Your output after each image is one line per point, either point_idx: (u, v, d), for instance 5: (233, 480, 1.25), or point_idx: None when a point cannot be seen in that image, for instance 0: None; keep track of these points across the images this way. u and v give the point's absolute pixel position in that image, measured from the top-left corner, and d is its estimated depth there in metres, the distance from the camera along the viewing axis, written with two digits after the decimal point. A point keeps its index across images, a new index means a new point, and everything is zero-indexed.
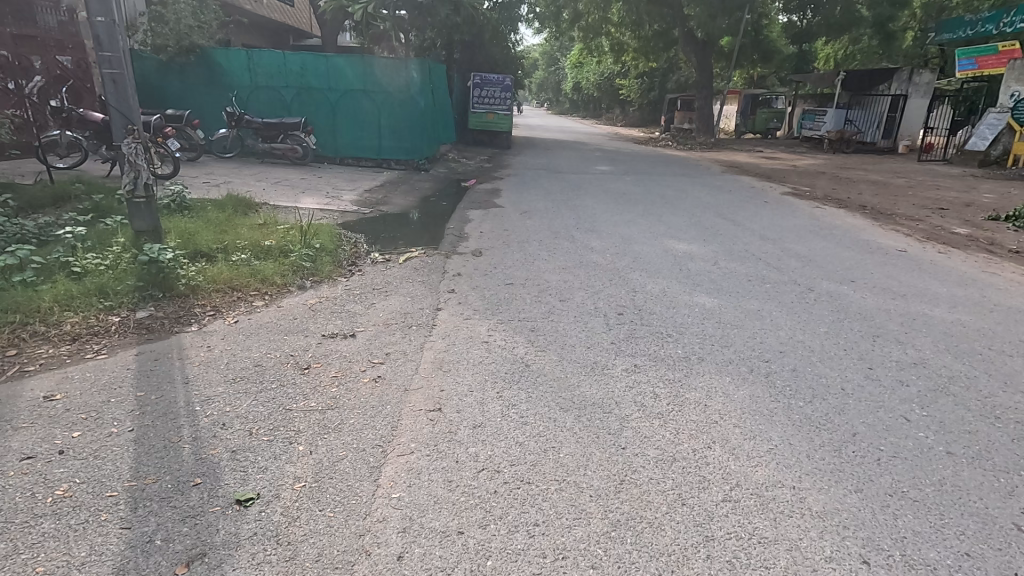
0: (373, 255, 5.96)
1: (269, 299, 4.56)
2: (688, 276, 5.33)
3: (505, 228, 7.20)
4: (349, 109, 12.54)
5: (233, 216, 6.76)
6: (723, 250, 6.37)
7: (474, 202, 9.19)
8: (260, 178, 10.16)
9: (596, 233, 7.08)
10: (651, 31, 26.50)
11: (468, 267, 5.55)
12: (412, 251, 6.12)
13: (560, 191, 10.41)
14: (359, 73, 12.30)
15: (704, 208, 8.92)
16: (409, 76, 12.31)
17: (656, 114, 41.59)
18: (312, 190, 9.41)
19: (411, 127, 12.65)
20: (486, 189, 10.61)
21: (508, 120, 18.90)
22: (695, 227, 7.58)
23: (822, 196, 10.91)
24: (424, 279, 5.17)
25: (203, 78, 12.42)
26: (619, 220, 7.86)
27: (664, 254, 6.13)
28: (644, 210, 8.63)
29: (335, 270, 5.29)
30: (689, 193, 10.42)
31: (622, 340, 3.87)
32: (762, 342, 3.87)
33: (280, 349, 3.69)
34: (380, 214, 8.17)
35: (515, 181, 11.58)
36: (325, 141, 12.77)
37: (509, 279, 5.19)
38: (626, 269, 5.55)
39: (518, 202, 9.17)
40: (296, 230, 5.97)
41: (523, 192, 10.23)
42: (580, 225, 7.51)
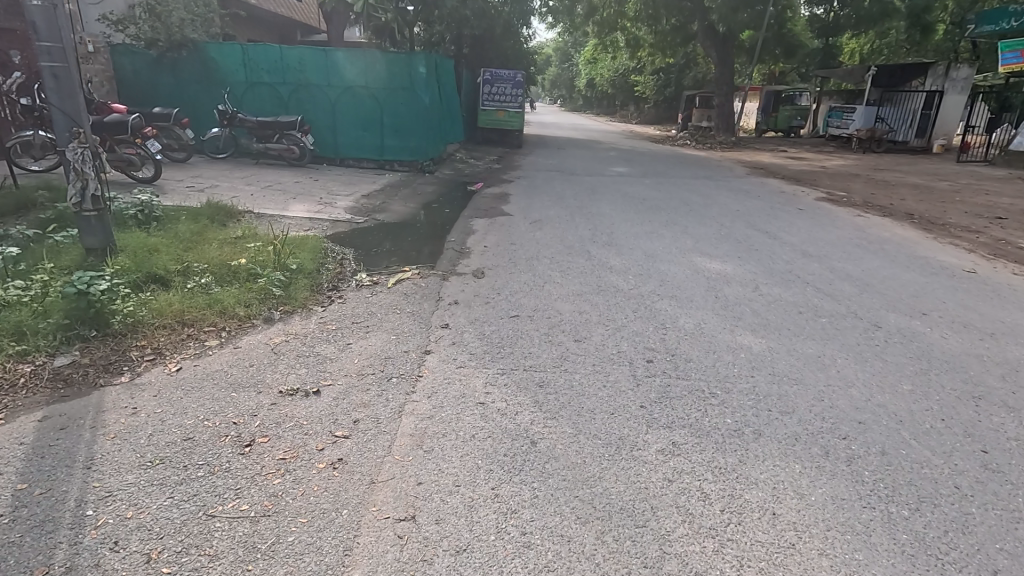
0: (359, 276, 5.21)
1: (226, 339, 3.81)
2: (726, 307, 4.50)
3: (512, 242, 6.42)
4: (349, 107, 11.80)
5: (208, 228, 6.04)
6: (762, 271, 5.52)
7: (479, 209, 8.42)
8: (252, 181, 9.48)
9: (614, 247, 6.27)
10: (668, 26, 25.54)
11: (467, 292, 4.78)
12: (404, 271, 5.36)
13: (574, 195, 9.60)
14: (359, 68, 11.56)
15: (733, 217, 8.06)
16: (413, 70, 11.54)
17: (672, 112, 40.50)
18: (306, 196, 8.70)
19: (415, 125, 11.88)
20: (493, 193, 9.85)
21: (519, 118, 18.20)
22: (726, 240, 6.73)
23: (861, 203, 9.99)
24: (414, 308, 4.41)
25: (196, 75, 11.74)
26: (640, 232, 7.04)
27: (694, 275, 5.30)
28: (667, 219, 7.80)
29: (311, 297, 4.54)
30: (715, 199, 9.55)
31: (654, 405, 3.06)
32: (832, 406, 3.04)
33: (222, 414, 2.93)
34: (375, 224, 7.42)
35: (525, 184, 10.80)
36: (325, 140, 12.06)
37: (514, 309, 4.40)
38: (653, 295, 4.73)
39: (528, 209, 8.38)
40: (272, 248, 5.21)
41: (533, 197, 9.44)
42: (596, 237, 6.71)
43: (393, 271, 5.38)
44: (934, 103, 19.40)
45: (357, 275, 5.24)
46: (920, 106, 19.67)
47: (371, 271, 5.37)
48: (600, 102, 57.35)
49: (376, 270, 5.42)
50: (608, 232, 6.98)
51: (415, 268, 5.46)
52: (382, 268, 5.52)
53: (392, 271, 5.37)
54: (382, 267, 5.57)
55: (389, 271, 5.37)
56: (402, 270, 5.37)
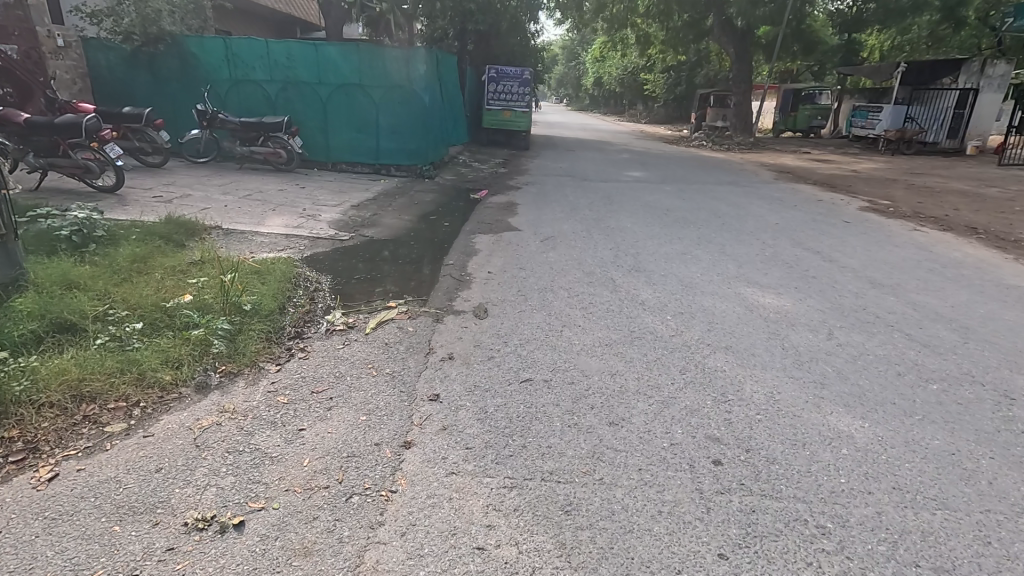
0: (332, 315, 4.22)
1: (136, 422, 2.79)
2: (802, 365, 3.47)
3: (521, 266, 5.41)
4: (342, 106, 10.83)
5: (159, 252, 5.06)
6: (831, 308, 4.47)
7: (483, 222, 7.41)
8: (232, 189, 8.54)
9: (644, 273, 5.26)
10: (681, 21, 24.45)
11: (467, 340, 3.78)
12: (392, 307, 4.37)
13: (589, 205, 8.59)
14: (353, 63, 10.60)
15: (774, 233, 7.02)
16: (411, 65, 10.56)
17: (683, 112, 39.39)
18: (289, 206, 7.73)
19: (414, 126, 10.89)
20: (499, 203, 8.84)
21: (527, 118, 17.19)
22: (774, 263, 5.69)
23: (911, 213, 8.92)
24: (397, 366, 3.41)
25: (175, 71, 10.77)
26: (672, 252, 6.02)
27: (748, 315, 4.28)
28: (700, 235, 6.79)
29: (264, 350, 3.54)
30: (747, 211, 8.51)
31: (740, 555, 2.05)
32: (1009, 559, 2.03)
33: (87, 573, 1.92)
34: (363, 241, 6.43)
35: (534, 192, 9.79)
36: (315, 142, 11.08)
37: (525, 370, 3.38)
38: (702, 348, 3.71)
39: (538, 223, 7.39)
40: (224, 281, 4.22)
41: (544, 207, 8.44)
42: (621, 260, 5.71)
43: (377, 307, 4.41)
44: (967, 102, 18.35)
45: (330, 313, 4.25)
46: (951, 105, 18.65)
47: (350, 307, 4.39)
48: (607, 100, 56.22)
49: (356, 306, 4.44)
50: (633, 252, 5.99)
51: (404, 303, 4.48)
52: (364, 302, 4.53)
53: (376, 308, 4.38)
54: (365, 301, 4.58)
55: (372, 307, 4.39)
56: (388, 306, 4.38)
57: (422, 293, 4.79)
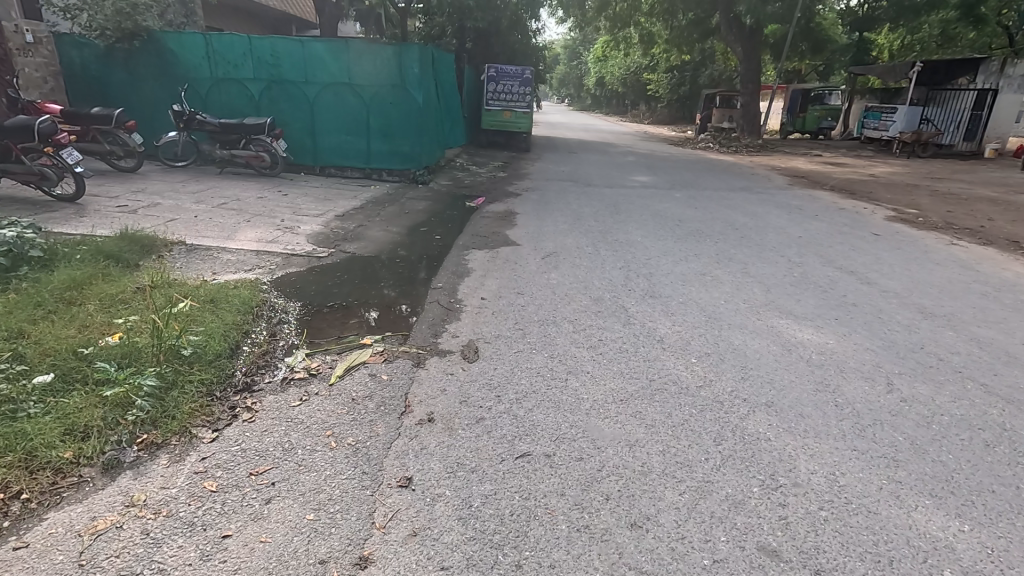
0: (296, 357, 3.57)
1: (9, 524, 2.13)
2: (866, 434, 2.80)
3: (520, 291, 4.76)
4: (330, 106, 10.18)
5: (103, 276, 4.41)
6: (883, 346, 3.80)
7: (479, 235, 6.76)
8: (208, 196, 7.90)
9: (660, 300, 4.61)
10: (686, 20, 23.85)
11: (453, 395, 3.12)
12: (366, 346, 3.73)
13: (594, 215, 7.93)
14: (342, 61, 9.94)
15: (800, 249, 6.35)
16: (404, 62, 9.91)
17: (687, 112, 38.73)
18: (267, 216, 7.09)
19: (407, 128, 10.23)
20: (497, 212, 8.19)
21: (528, 119, 16.53)
22: (805, 287, 5.03)
23: (944, 223, 8.25)
24: (364, 434, 2.75)
25: (153, 69, 10.11)
26: (688, 272, 5.37)
27: (787, 357, 3.61)
28: (719, 251, 6.13)
29: (200, 410, 2.87)
30: (766, 222, 7.83)
31: None
32: None
33: None
34: (344, 259, 5.78)
35: (535, 199, 9.14)
36: (302, 144, 10.41)
37: (522, 439, 2.72)
38: (738, 406, 3.05)
39: (539, 235, 6.73)
40: (164, 315, 3.56)
41: (544, 217, 7.80)
42: (633, 282, 5.06)
43: (350, 346, 3.76)
44: (986, 103, 17.59)
45: (293, 355, 3.60)
46: (969, 106, 17.96)
47: (319, 347, 3.74)
48: (609, 101, 55.53)
49: (326, 344, 3.80)
50: (646, 273, 5.34)
51: (382, 341, 3.84)
52: (335, 339, 3.89)
53: (348, 347, 3.73)
54: (338, 337, 3.93)
55: (343, 347, 3.74)
56: (362, 346, 3.73)
57: (405, 325, 4.14)
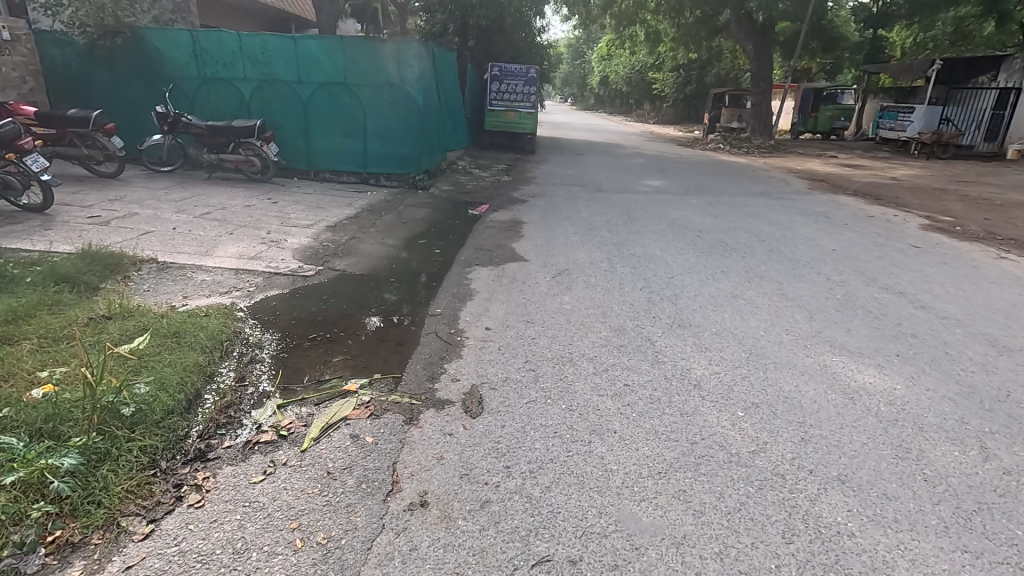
0: (264, 410, 2.99)
1: None
2: (974, 527, 2.21)
3: (529, 319, 4.19)
4: (325, 106, 9.61)
5: (50, 305, 3.83)
6: (962, 393, 3.21)
7: (482, 248, 6.18)
8: (190, 204, 7.33)
9: (691, 331, 4.02)
10: (693, 18, 23.31)
11: (451, 466, 2.54)
12: (348, 395, 3.15)
13: (606, 225, 7.34)
14: (337, 59, 9.38)
15: (835, 265, 5.76)
16: (403, 60, 9.36)
17: (693, 112, 38.08)
18: (252, 228, 6.53)
19: (407, 129, 9.67)
20: (502, 221, 7.62)
21: (533, 119, 15.94)
22: (851, 312, 4.44)
23: (984, 233, 7.64)
24: (339, 527, 2.17)
25: (138, 68, 9.53)
26: (718, 294, 4.79)
27: (851, 410, 3.02)
28: (748, 268, 5.55)
29: (134, 492, 2.28)
30: (794, 232, 7.24)
31: None
32: None
33: None
34: (332, 277, 5.21)
35: (542, 206, 8.56)
36: (296, 147, 9.83)
37: (538, 536, 2.14)
38: (805, 483, 2.45)
39: (548, 249, 6.15)
40: (105, 361, 2.98)
41: (553, 227, 7.22)
42: (657, 307, 4.47)
43: (330, 393, 3.18)
44: (1008, 103, 16.70)
45: (262, 407, 3.01)
46: (990, 106, 17.14)
47: (293, 394, 3.16)
48: (613, 100, 54.89)
49: (301, 390, 3.21)
50: (670, 295, 4.75)
51: (368, 387, 3.25)
52: (312, 383, 3.31)
53: (328, 395, 3.15)
54: (317, 380, 3.35)
55: (322, 395, 3.16)
56: (343, 394, 3.15)
57: (396, 364, 3.55)
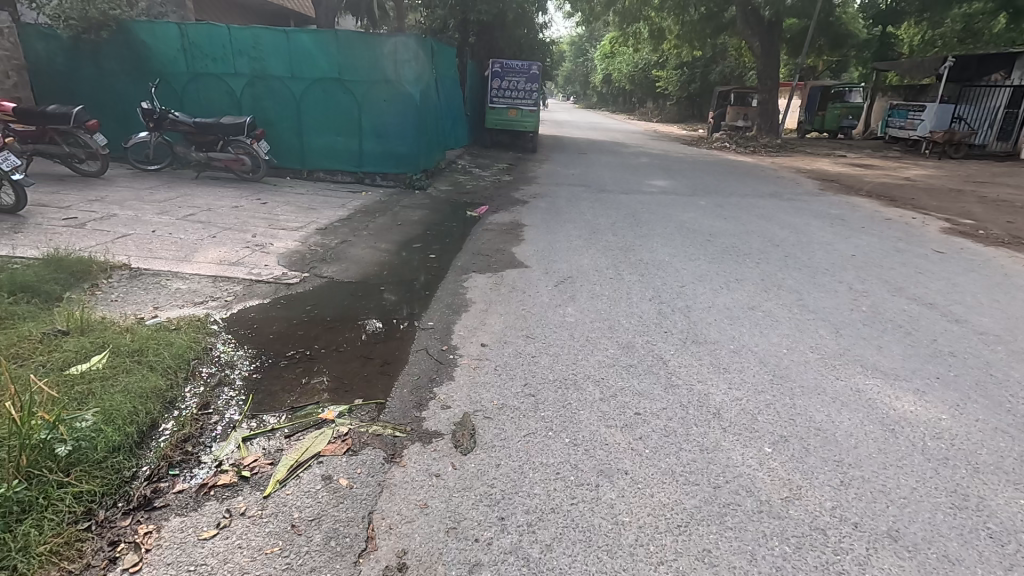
0: (228, 444, 2.64)
1: None
2: None
3: (529, 335, 3.82)
4: (319, 102, 9.26)
5: (1, 319, 3.48)
6: (1018, 426, 2.84)
7: (480, 254, 5.82)
8: (175, 205, 6.99)
9: (706, 348, 3.67)
10: (697, 15, 23.13)
11: (437, 518, 2.19)
12: (325, 425, 2.80)
13: (612, 228, 6.98)
14: (331, 54, 9.03)
15: (858, 272, 5.38)
16: (400, 55, 9.00)
17: (698, 110, 37.64)
18: (237, 231, 6.18)
19: (404, 127, 9.33)
20: (502, 223, 7.26)
21: (534, 117, 15.56)
22: (881, 327, 4.07)
23: (1009, 237, 7.26)
24: None
25: (125, 62, 9.18)
26: (734, 306, 4.43)
27: (894, 447, 2.65)
28: (764, 276, 5.20)
29: (57, 555, 1.92)
30: (809, 236, 6.87)
31: None
32: None
33: None
34: (318, 285, 4.85)
35: (544, 208, 8.20)
36: (288, 145, 9.47)
37: None
38: (850, 541, 2.10)
39: (550, 254, 5.80)
40: (42, 389, 2.61)
41: (555, 230, 6.86)
42: (670, 321, 4.11)
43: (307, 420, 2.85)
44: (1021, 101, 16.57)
45: (225, 441, 2.65)
46: (1003, 104, 16.97)
47: (265, 422, 2.83)
48: (617, 98, 54.44)
49: (274, 418, 2.88)
50: (683, 306, 4.39)
51: (346, 416, 2.89)
52: (288, 408, 2.98)
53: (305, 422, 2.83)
54: (294, 404, 3.02)
55: (297, 423, 2.83)
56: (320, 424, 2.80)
57: (381, 386, 3.19)
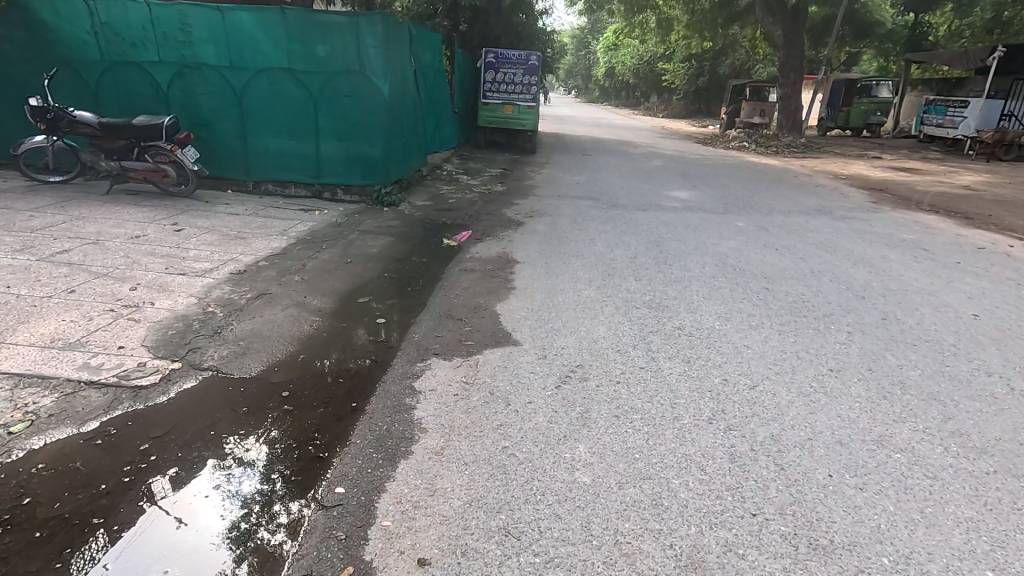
0: (194, 481, 2.43)
1: None
2: None
3: (513, 532, 2.11)
4: (263, 96, 7.49)
5: None
6: None
7: (449, 316, 4.12)
8: (52, 235, 5.28)
9: (840, 571, 1.96)
10: (709, 3, 21.36)
11: None
12: (270, 509, 2.27)
13: (632, 266, 5.29)
14: (277, 37, 7.28)
15: (1005, 353, 3.64)
16: (362, 38, 7.25)
17: (706, 104, 35.74)
18: (114, 278, 4.45)
19: (370, 126, 7.58)
20: (487, 258, 5.56)
21: (533, 114, 13.83)
22: None
23: None
24: None
25: (23, 48, 7.42)
26: (848, 439, 2.71)
27: None
28: (869, 364, 3.48)
29: None
30: (896, 277, 5.16)
31: None
32: None
33: None
34: (183, 394, 3.03)
35: (543, 232, 6.50)
36: (226, 148, 7.69)
37: None
38: None
39: (550, 318, 4.08)
40: None
41: (557, 270, 5.15)
42: (756, 486, 2.38)
43: (283, 459, 2.58)
44: None
45: (191, 480, 2.43)
46: None
47: (237, 458, 2.58)
48: (620, 90, 52.38)
49: (250, 451, 2.63)
50: (768, 444, 2.66)
51: (283, 519, 2.21)
52: (268, 438, 2.73)
53: (284, 459, 2.57)
54: (275, 433, 2.77)
55: (273, 458, 2.58)
56: (284, 492, 2.36)
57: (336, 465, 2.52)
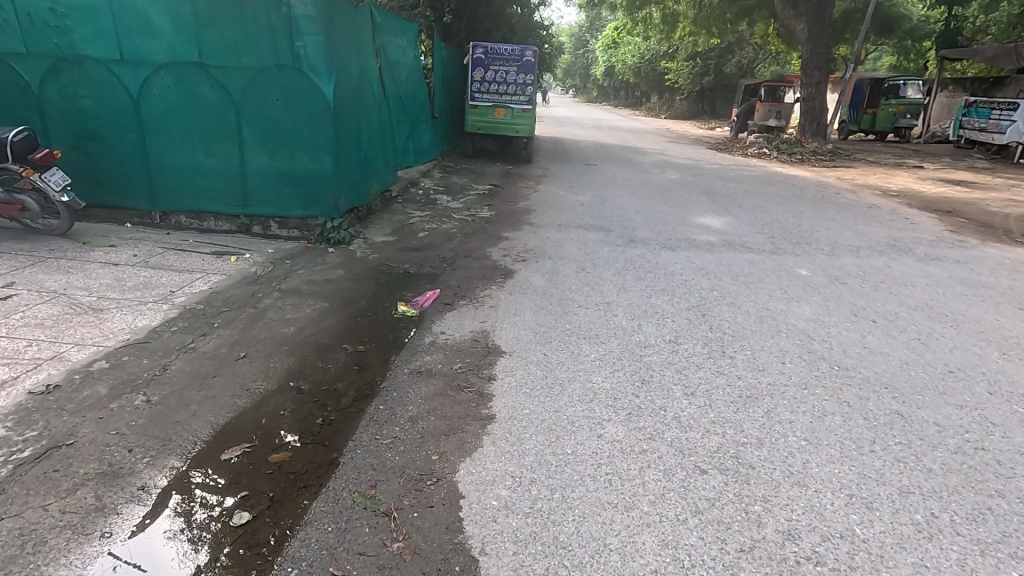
0: (154, 525, 2.16)
1: None
2: None
3: None
4: (167, 99, 5.64)
5: None
6: None
7: (365, 513, 2.22)
8: None
9: None
10: None
11: None
12: (236, 558, 2.04)
13: (676, 363, 3.45)
14: (184, 20, 5.44)
15: None
16: (295, 20, 5.41)
17: (713, 105, 33.79)
18: None
19: (310, 137, 5.73)
20: (455, 342, 3.74)
21: (528, 118, 12.04)
22: None
23: None
24: None
25: None
26: None
27: None
28: None
29: None
30: None
31: None
32: None
33: None
34: None
35: (539, 290, 4.68)
36: (125, 167, 5.85)
37: None
38: None
39: (551, 514, 2.23)
40: None
41: (562, 371, 3.34)
42: None
43: (254, 500, 2.32)
44: None
45: (150, 523, 2.16)
46: None
47: (203, 499, 2.31)
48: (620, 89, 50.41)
49: (217, 489, 2.37)
50: None
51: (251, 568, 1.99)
52: (236, 478, 2.44)
53: (253, 503, 2.31)
54: (242, 476, 2.46)
55: (244, 499, 2.33)
56: (250, 542, 2.10)
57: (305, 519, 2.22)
